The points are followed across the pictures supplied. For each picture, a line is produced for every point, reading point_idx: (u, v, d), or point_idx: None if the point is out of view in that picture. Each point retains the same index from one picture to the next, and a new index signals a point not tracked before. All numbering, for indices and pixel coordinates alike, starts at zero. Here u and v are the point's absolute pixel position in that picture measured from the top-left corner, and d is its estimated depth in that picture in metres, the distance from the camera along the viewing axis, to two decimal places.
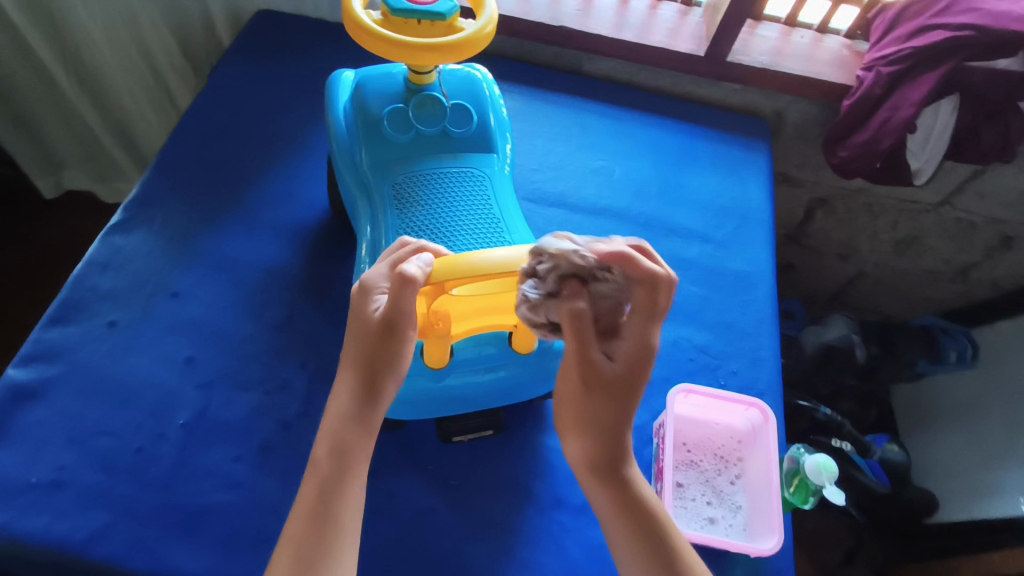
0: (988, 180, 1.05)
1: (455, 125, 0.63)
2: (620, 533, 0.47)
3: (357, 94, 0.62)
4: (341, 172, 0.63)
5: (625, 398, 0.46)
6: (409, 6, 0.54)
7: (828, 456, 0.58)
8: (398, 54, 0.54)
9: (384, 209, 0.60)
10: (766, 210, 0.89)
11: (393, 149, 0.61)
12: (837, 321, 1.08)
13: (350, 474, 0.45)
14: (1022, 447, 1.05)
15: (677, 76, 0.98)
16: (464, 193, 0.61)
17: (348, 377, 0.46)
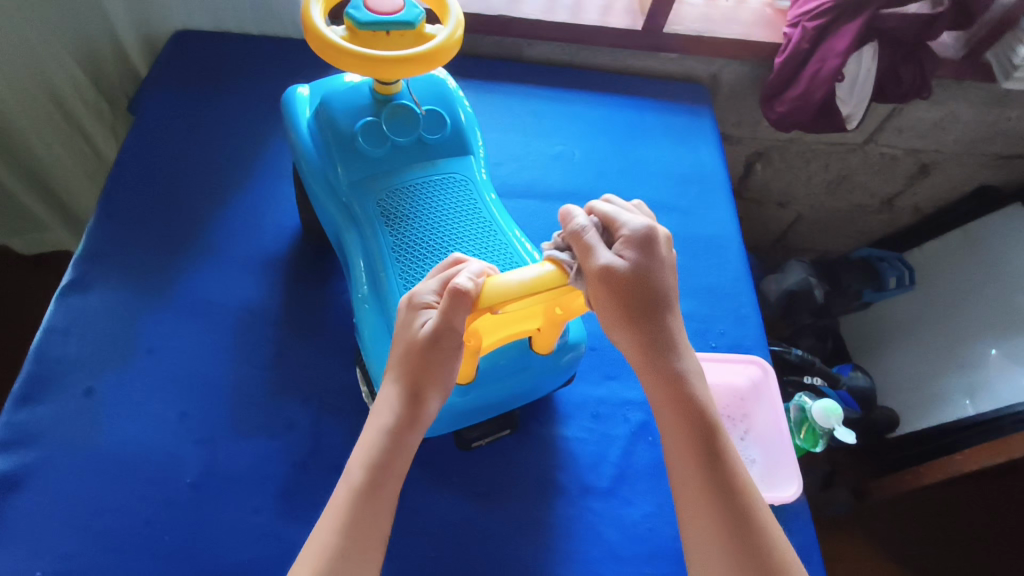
0: (906, 115, 1.12)
1: (429, 132, 0.61)
2: (683, 457, 0.49)
3: (321, 111, 0.61)
4: (318, 194, 0.62)
5: (638, 302, 0.49)
6: (375, 20, 0.53)
7: (835, 401, 0.66)
8: (368, 69, 0.52)
9: (374, 228, 0.58)
10: (722, 173, 0.92)
11: (371, 165, 0.60)
12: (794, 266, 1.15)
13: (381, 492, 0.46)
14: (964, 355, 1.15)
15: (615, 52, 0.99)
16: (451, 199, 0.60)
17: (388, 392, 0.49)
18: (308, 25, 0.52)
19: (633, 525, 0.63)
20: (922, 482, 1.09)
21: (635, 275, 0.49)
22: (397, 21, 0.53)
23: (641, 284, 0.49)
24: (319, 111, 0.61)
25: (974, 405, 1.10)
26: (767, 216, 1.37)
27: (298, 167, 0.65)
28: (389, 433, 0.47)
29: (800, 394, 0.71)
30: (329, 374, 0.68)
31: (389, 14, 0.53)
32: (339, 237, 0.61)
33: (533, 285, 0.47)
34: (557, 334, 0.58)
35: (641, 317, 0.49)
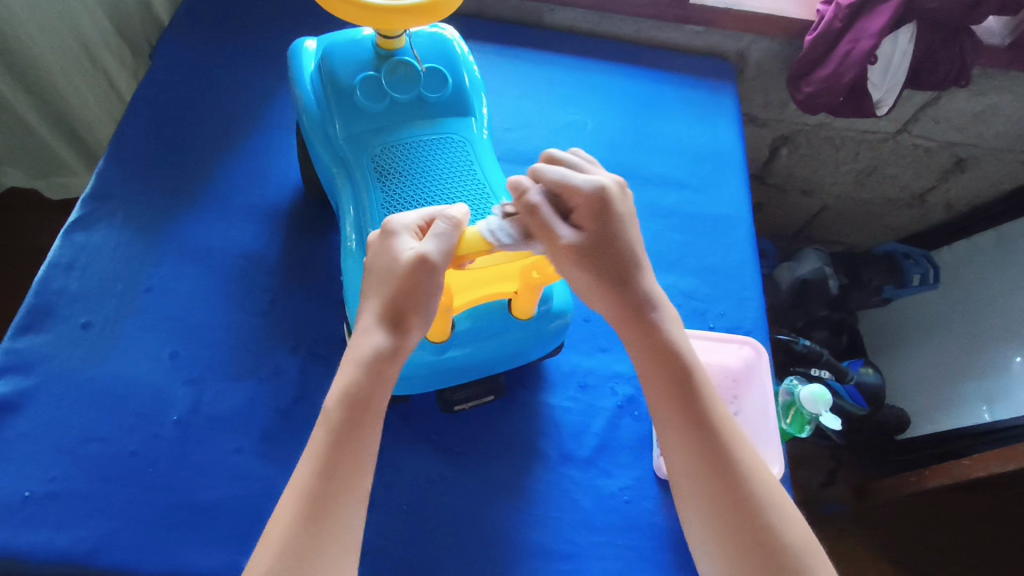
0: (944, 105, 1.07)
1: (430, 90, 0.61)
2: (662, 398, 0.50)
3: (321, 64, 0.61)
4: (315, 147, 0.62)
5: (609, 258, 0.50)
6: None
7: (824, 387, 0.64)
8: (369, 18, 0.51)
9: (366, 183, 0.58)
10: (738, 152, 0.89)
11: (369, 119, 0.59)
12: (809, 255, 1.11)
13: (359, 425, 0.45)
14: (983, 359, 1.11)
15: (639, 22, 0.96)
16: (447, 159, 0.60)
17: (370, 321, 0.47)
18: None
19: (610, 496, 0.63)
20: (926, 485, 1.07)
21: (596, 239, 0.49)
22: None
23: (603, 245, 0.49)
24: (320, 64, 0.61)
25: (990, 412, 1.07)
26: (790, 204, 1.33)
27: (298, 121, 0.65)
28: (368, 360, 0.46)
29: (789, 377, 0.70)
30: (320, 326, 0.68)
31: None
32: (334, 192, 0.61)
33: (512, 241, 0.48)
34: (537, 297, 0.58)
35: (604, 274, 0.50)
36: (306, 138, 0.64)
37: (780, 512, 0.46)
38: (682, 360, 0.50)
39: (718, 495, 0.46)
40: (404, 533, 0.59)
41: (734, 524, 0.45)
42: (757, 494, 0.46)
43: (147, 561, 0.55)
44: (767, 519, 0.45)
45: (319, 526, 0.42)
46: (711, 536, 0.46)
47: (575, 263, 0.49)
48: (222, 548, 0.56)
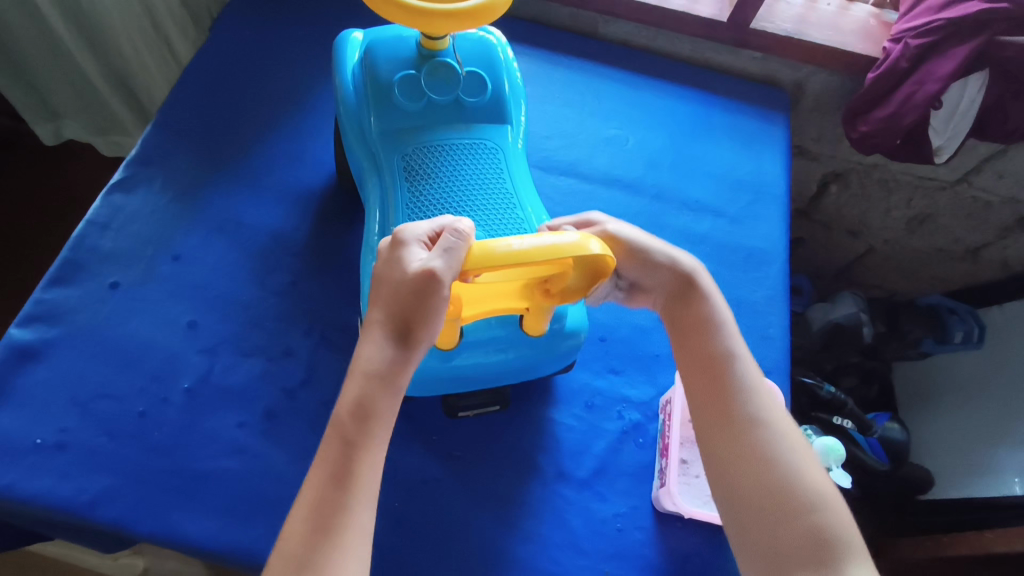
0: (1010, 159, 1.02)
1: (469, 94, 0.61)
2: (696, 380, 0.54)
3: (364, 57, 0.61)
4: (348, 139, 0.62)
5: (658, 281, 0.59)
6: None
7: (837, 440, 0.63)
8: (411, 21, 0.52)
9: (393, 181, 0.59)
10: (781, 185, 0.87)
11: (404, 118, 0.60)
12: (846, 299, 1.07)
13: (360, 437, 0.45)
14: (1021, 428, 1.06)
15: (696, 42, 0.94)
16: (477, 166, 0.60)
17: (372, 334, 0.46)
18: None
19: (602, 521, 0.62)
20: (941, 555, 1.02)
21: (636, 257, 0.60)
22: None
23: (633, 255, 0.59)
24: (362, 58, 0.62)
25: (1022, 485, 1.01)
26: (833, 243, 1.29)
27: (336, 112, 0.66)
28: (371, 373, 0.45)
29: (805, 426, 0.68)
30: (336, 313, 0.69)
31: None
32: (361, 186, 0.62)
33: (520, 256, 0.47)
34: (548, 317, 0.57)
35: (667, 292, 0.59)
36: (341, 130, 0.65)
37: (819, 489, 0.48)
38: (723, 337, 0.55)
39: (754, 477, 0.49)
40: (390, 531, 0.59)
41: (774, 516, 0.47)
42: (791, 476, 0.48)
43: (140, 521, 0.56)
44: (803, 502, 0.47)
45: (325, 539, 0.41)
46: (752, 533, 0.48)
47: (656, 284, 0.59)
48: (212, 518, 0.57)
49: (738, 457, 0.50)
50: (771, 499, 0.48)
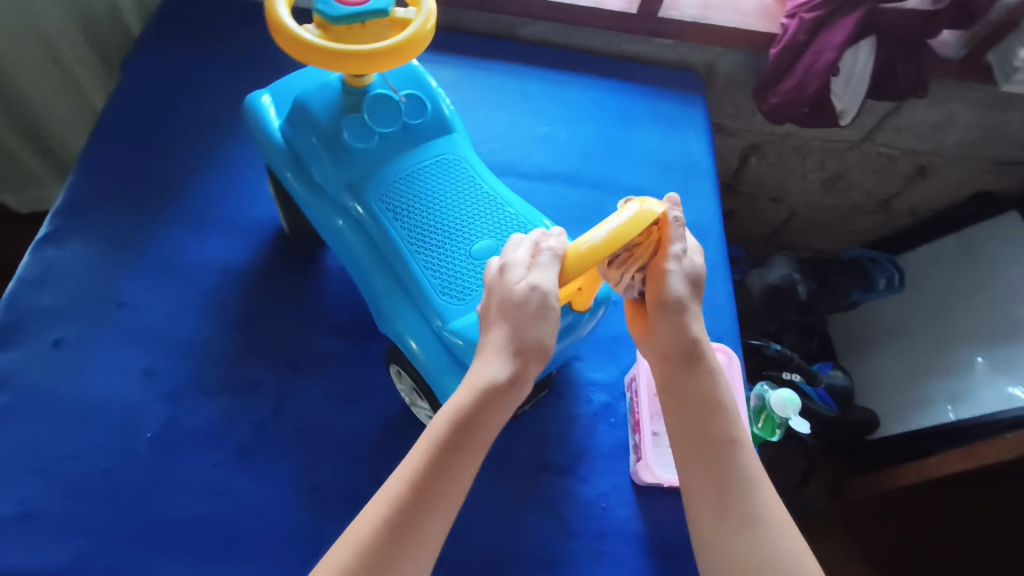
0: (905, 115, 1.11)
1: (412, 117, 0.62)
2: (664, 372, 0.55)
3: (297, 115, 0.61)
4: (317, 200, 0.62)
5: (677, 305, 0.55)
6: (348, 15, 0.54)
7: (792, 390, 0.66)
8: (345, 66, 0.53)
9: (380, 226, 0.59)
10: (707, 161, 0.92)
11: (367, 160, 0.60)
12: (779, 261, 1.13)
13: (461, 448, 0.47)
14: (949, 360, 1.18)
15: (610, 35, 0.98)
16: (450, 182, 0.61)
17: (491, 351, 0.50)
18: (275, 25, 0.52)
19: (589, 502, 0.64)
20: (895, 483, 1.10)
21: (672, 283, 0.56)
22: (361, 13, 0.54)
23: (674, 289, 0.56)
24: (293, 118, 0.62)
25: (955, 412, 1.12)
26: (760, 210, 1.36)
27: (277, 175, 0.65)
28: (489, 386, 0.48)
29: (760, 381, 0.72)
30: (296, 340, 0.68)
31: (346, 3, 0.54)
32: (341, 239, 0.62)
33: (608, 244, 0.50)
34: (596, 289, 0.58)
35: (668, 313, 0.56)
36: (291, 192, 0.64)
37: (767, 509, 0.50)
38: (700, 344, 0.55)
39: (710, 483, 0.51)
40: None
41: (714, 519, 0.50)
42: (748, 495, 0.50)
43: None
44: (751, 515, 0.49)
45: (408, 536, 0.44)
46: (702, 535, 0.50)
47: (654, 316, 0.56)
48: (198, 565, 0.56)
49: (699, 465, 0.52)
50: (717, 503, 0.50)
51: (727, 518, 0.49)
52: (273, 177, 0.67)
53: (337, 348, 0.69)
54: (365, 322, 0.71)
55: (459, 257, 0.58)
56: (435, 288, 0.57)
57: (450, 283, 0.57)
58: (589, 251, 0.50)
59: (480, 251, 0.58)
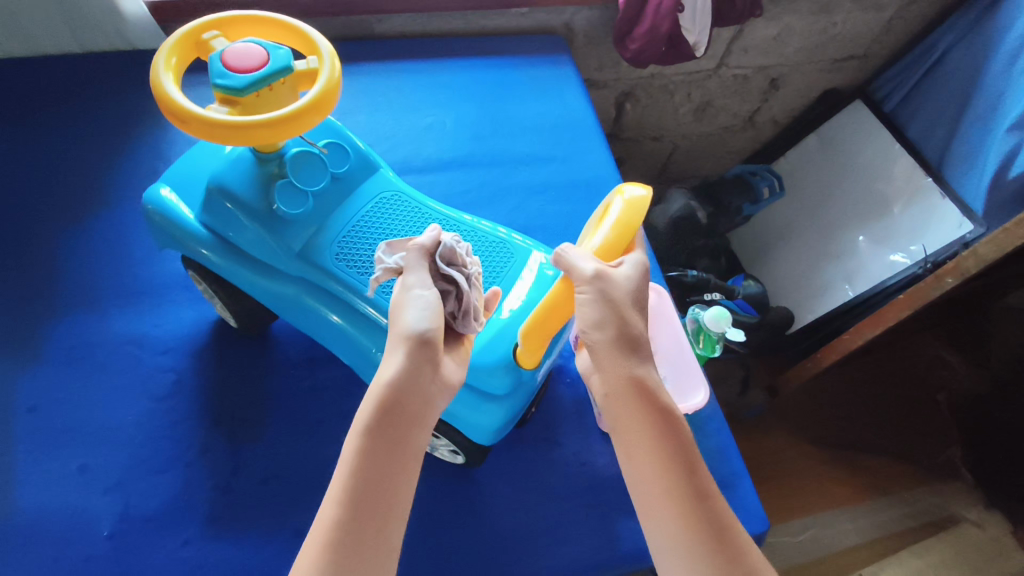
0: (748, 36, 1.19)
1: (338, 166, 0.63)
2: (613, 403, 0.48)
3: (222, 206, 0.59)
4: (268, 279, 0.62)
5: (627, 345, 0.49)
6: (253, 84, 0.51)
7: (721, 307, 0.71)
8: (270, 134, 0.49)
9: (348, 284, 0.60)
10: (590, 115, 0.95)
11: (310, 222, 0.60)
12: (676, 194, 1.19)
13: (394, 432, 0.44)
14: (836, 244, 1.33)
15: (467, 15, 0.98)
16: (398, 217, 0.64)
17: (388, 353, 0.47)
18: (182, 115, 0.48)
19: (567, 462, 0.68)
20: (821, 365, 1.20)
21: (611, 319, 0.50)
22: (266, 78, 0.51)
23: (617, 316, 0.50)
24: (218, 210, 0.60)
25: (852, 288, 1.27)
26: (645, 151, 1.43)
27: (216, 269, 0.63)
28: (388, 384, 0.45)
29: (692, 306, 0.77)
30: (240, 393, 0.67)
31: (246, 72, 0.51)
32: (310, 307, 0.62)
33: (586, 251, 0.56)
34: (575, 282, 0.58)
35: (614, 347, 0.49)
36: (239, 282, 0.62)
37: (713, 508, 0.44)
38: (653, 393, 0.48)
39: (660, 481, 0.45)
40: None
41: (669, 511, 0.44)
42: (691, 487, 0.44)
43: None
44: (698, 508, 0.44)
45: (358, 542, 0.40)
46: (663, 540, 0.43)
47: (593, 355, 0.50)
48: None
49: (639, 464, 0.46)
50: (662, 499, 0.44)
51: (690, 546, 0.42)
52: (206, 270, 0.64)
53: (287, 389, 0.68)
54: (308, 356, 0.70)
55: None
56: None
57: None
58: (607, 246, 0.56)
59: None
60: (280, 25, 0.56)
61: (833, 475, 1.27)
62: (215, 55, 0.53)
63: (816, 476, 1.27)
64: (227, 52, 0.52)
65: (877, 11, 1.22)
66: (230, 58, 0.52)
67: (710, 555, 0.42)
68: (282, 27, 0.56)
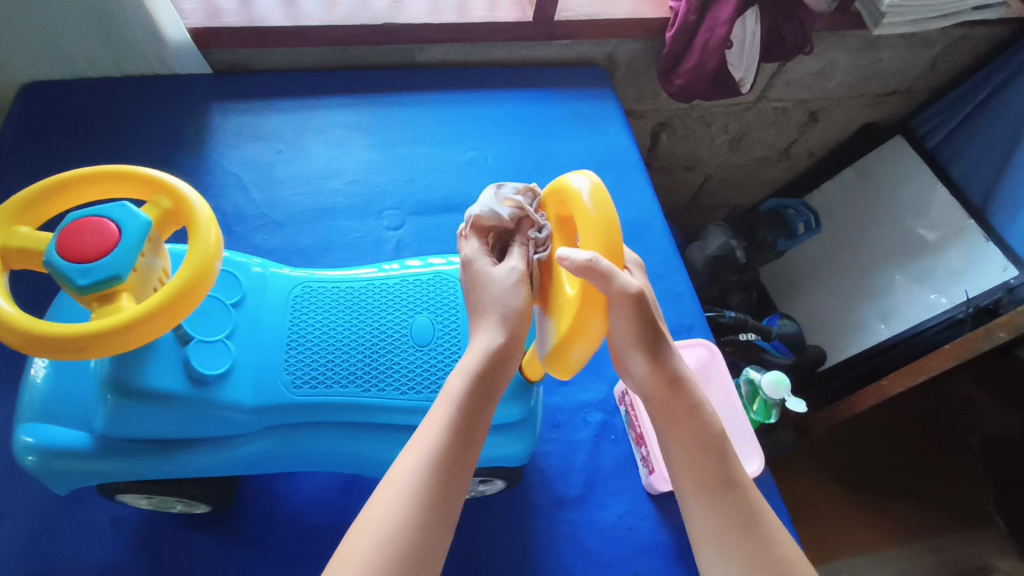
0: (791, 70, 1.17)
1: (228, 295, 0.58)
2: (653, 392, 0.54)
3: (136, 409, 0.52)
4: (220, 452, 0.56)
5: (657, 338, 0.52)
6: (124, 263, 0.43)
7: (780, 372, 0.73)
8: (171, 319, 0.43)
9: (327, 405, 0.57)
10: (633, 152, 0.93)
11: (248, 367, 0.56)
12: (714, 231, 1.17)
13: (478, 407, 0.49)
14: (872, 280, 1.29)
15: (510, 46, 0.96)
16: (327, 308, 0.61)
17: (487, 321, 0.53)
18: (78, 341, 0.41)
19: (611, 527, 0.66)
20: (854, 409, 1.13)
21: (640, 322, 0.50)
22: (130, 249, 0.44)
23: (647, 319, 0.50)
24: (132, 417, 0.52)
25: (888, 328, 1.23)
26: (677, 181, 1.40)
27: (151, 475, 0.56)
28: (490, 349, 0.51)
29: (747, 367, 0.79)
30: None
31: (103, 255, 0.43)
32: (285, 446, 0.59)
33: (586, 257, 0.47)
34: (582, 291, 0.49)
35: (644, 340, 0.52)
36: (191, 472, 0.56)
37: (752, 495, 0.52)
38: (690, 387, 0.54)
39: (702, 464, 0.52)
40: None
41: (711, 498, 0.51)
42: (731, 475, 0.52)
43: None
44: (738, 493, 0.51)
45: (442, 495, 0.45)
46: (700, 519, 0.51)
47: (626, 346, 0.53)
48: None
49: (676, 443, 0.54)
50: (708, 483, 0.52)
51: (731, 539, 0.50)
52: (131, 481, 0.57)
53: None
54: None
55: (407, 351, 0.61)
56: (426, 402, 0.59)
57: (416, 380, 0.60)
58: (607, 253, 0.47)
59: (418, 335, 0.61)
60: (92, 179, 0.48)
61: (862, 520, 1.21)
62: (49, 251, 0.43)
63: (843, 521, 1.21)
64: (68, 241, 0.43)
65: (925, 48, 1.19)
66: (74, 249, 0.42)
67: (746, 537, 0.49)
68: (105, 177, 0.48)
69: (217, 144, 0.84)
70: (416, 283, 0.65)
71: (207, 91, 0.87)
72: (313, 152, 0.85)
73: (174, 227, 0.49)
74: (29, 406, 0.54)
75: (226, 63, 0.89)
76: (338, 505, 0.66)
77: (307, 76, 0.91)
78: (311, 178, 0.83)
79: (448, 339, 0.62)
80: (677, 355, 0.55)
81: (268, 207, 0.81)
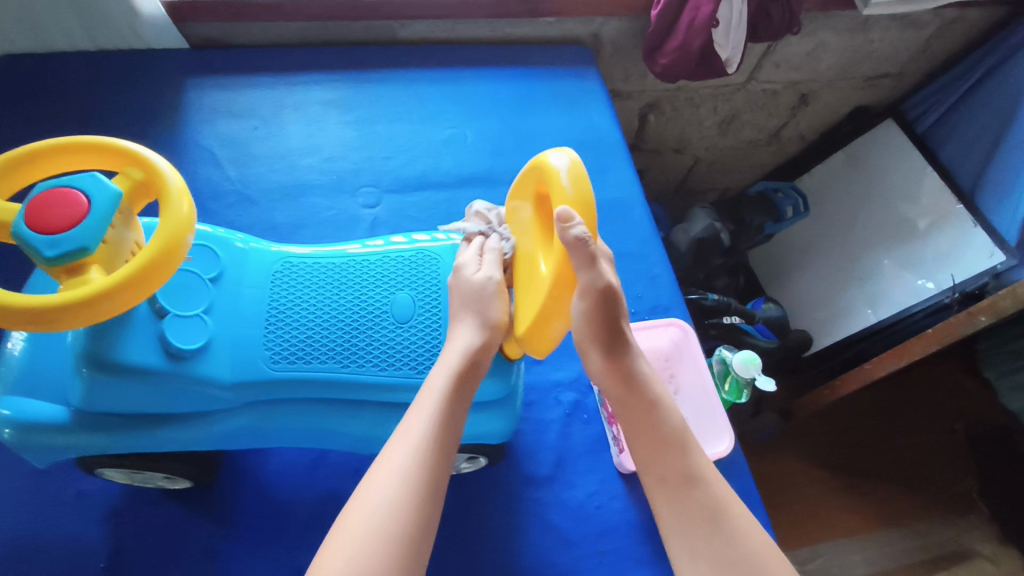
0: (780, 51, 1.15)
1: (207, 270, 0.58)
2: (613, 389, 0.55)
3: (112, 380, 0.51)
4: (197, 426, 0.56)
5: (619, 335, 0.52)
6: (94, 233, 0.42)
7: (751, 351, 0.74)
8: (139, 292, 0.42)
9: (303, 382, 0.57)
10: (616, 133, 0.91)
11: (225, 343, 0.55)
12: (699, 214, 1.16)
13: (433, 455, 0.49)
14: (862, 264, 1.28)
15: (493, 22, 0.94)
16: (306, 284, 0.60)
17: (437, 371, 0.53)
18: (46, 313, 0.40)
19: (580, 506, 0.66)
20: (838, 394, 1.13)
21: (602, 317, 0.50)
22: (100, 222, 0.42)
23: (611, 314, 0.51)
24: (109, 390, 0.52)
25: (875, 314, 1.22)
26: (666, 163, 1.39)
27: (125, 449, 0.55)
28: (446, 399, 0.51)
29: (720, 347, 0.80)
30: None
31: (71, 226, 0.42)
32: (264, 425, 0.58)
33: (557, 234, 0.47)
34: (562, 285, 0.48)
35: (603, 334, 0.52)
36: (171, 446, 0.56)
37: (718, 486, 0.52)
38: (650, 386, 0.54)
39: (665, 459, 0.52)
40: None
41: (677, 491, 0.51)
42: (692, 469, 0.52)
43: None
44: (700, 487, 0.51)
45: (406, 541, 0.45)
46: (666, 513, 0.52)
47: (585, 341, 0.53)
48: None
49: (642, 432, 0.54)
50: (675, 474, 0.52)
51: (695, 531, 0.50)
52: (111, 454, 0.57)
53: None
54: None
55: (388, 327, 0.60)
56: (403, 379, 0.58)
57: (396, 357, 0.59)
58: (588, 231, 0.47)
59: (399, 312, 0.60)
60: (54, 150, 0.46)
61: (843, 502, 1.21)
62: (16, 222, 0.41)
63: (823, 503, 1.21)
64: (35, 212, 0.41)
65: (916, 30, 1.17)
66: (41, 220, 0.41)
67: (711, 530, 0.49)
68: (74, 147, 0.47)
69: (192, 120, 0.83)
70: (400, 259, 0.63)
71: (183, 66, 0.86)
72: (290, 129, 0.85)
73: (145, 199, 0.48)
74: (7, 378, 0.54)
75: (202, 38, 0.88)
76: (307, 483, 0.66)
77: (286, 52, 0.90)
78: (286, 154, 0.83)
79: (429, 316, 0.61)
80: (643, 356, 0.56)
81: (243, 183, 0.80)
